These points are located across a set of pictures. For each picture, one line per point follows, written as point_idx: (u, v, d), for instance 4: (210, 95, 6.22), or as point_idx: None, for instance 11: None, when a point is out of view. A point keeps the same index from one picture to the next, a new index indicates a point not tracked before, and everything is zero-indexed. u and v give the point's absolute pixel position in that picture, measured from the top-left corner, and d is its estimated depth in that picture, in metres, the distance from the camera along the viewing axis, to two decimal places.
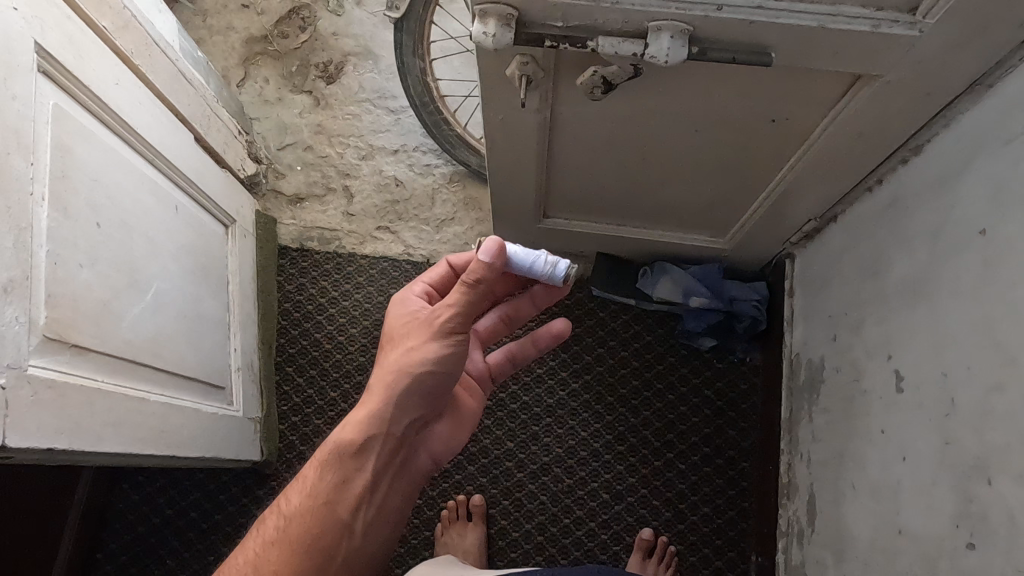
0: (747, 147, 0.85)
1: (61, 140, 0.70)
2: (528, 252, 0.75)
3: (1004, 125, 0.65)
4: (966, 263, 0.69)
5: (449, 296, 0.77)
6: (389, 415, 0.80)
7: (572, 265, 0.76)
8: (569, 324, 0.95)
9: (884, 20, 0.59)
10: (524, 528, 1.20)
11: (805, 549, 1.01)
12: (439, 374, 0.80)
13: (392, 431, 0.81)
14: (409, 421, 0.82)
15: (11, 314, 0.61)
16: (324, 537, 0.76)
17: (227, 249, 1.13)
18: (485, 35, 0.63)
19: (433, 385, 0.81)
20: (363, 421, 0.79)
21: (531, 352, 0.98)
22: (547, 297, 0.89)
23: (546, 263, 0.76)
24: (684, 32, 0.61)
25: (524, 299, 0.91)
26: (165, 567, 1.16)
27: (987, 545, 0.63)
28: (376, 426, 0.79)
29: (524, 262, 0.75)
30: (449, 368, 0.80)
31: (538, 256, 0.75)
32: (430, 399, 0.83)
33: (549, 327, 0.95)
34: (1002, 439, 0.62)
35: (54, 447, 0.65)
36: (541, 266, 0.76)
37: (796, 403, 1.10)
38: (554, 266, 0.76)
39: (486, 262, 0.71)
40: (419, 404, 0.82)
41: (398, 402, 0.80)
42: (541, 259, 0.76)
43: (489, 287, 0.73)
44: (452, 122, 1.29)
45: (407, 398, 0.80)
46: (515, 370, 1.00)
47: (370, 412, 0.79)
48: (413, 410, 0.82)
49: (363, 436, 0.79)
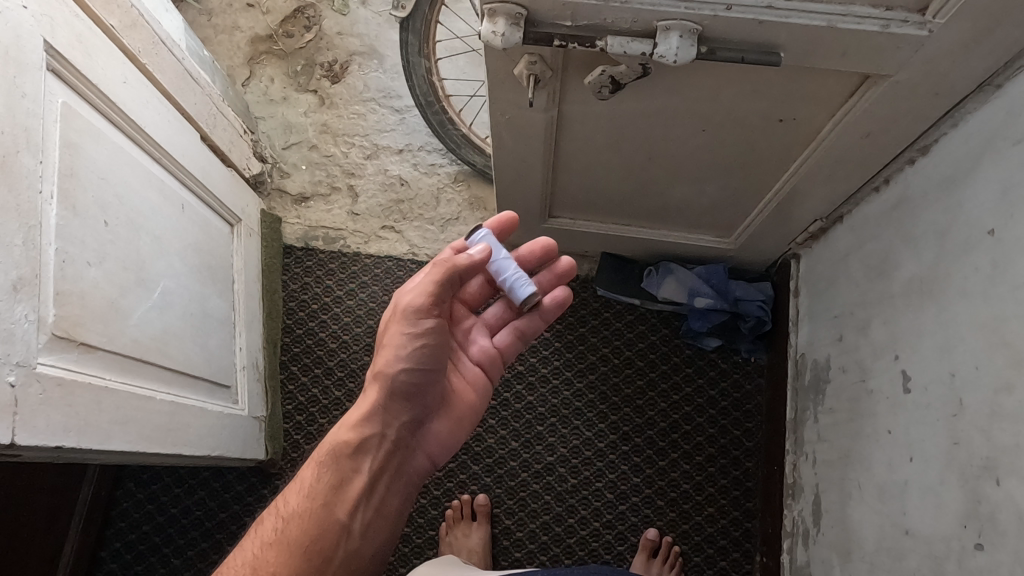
0: (754, 146, 0.85)
1: (71, 138, 0.70)
2: (509, 264, 0.86)
3: (1011, 126, 0.65)
4: (975, 263, 0.69)
5: (420, 284, 0.81)
6: (381, 414, 0.81)
7: (534, 293, 0.87)
8: (568, 291, 0.95)
9: (893, 20, 0.59)
10: (528, 528, 1.20)
11: (810, 549, 1.00)
12: (417, 369, 0.81)
13: (384, 430, 0.82)
14: (402, 421, 0.83)
15: (22, 312, 0.61)
16: (321, 538, 0.76)
17: (233, 247, 1.13)
18: (494, 34, 0.63)
19: (416, 381, 0.82)
20: (356, 422, 0.81)
21: (538, 325, 0.96)
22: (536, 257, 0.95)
23: (520, 277, 0.86)
24: (693, 31, 0.61)
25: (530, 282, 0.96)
26: (169, 566, 1.16)
27: (996, 546, 0.62)
28: (368, 426, 0.81)
29: (501, 268, 0.86)
30: (426, 362, 0.81)
31: (512, 273, 0.86)
32: (419, 398, 0.84)
33: (551, 295, 0.95)
34: (1012, 439, 0.61)
35: (63, 444, 0.65)
36: (511, 282, 0.86)
37: (801, 402, 1.10)
38: (525, 282, 0.87)
39: (473, 259, 0.80)
40: (408, 403, 0.83)
41: (386, 401, 0.81)
42: (519, 274, 0.86)
43: (461, 269, 0.80)
44: (458, 122, 1.29)
45: (395, 397, 0.81)
46: (525, 346, 0.97)
47: (362, 412, 0.81)
48: (402, 409, 0.83)
49: (357, 435, 0.80)
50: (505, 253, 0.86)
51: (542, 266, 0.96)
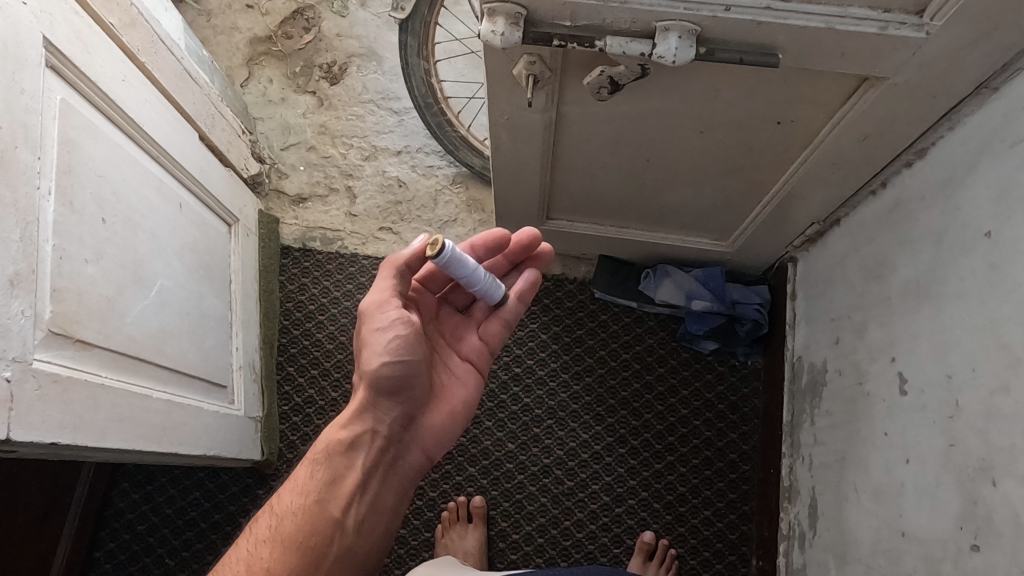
0: (752, 148, 0.85)
1: (68, 134, 0.70)
2: (480, 273, 0.80)
3: (1009, 128, 0.65)
4: (972, 265, 0.69)
5: (383, 283, 0.80)
6: (371, 411, 0.81)
7: (502, 289, 0.86)
8: (536, 273, 0.91)
9: (891, 22, 0.59)
10: (525, 530, 1.20)
11: (806, 552, 1.00)
12: (400, 365, 0.78)
13: (377, 427, 0.81)
14: (394, 417, 0.83)
15: (18, 307, 0.61)
16: (314, 534, 0.76)
17: (231, 247, 1.13)
18: (493, 34, 0.64)
19: (399, 377, 0.79)
20: (349, 419, 0.80)
21: (519, 310, 0.93)
22: (519, 251, 0.92)
23: (491, 281, 0.84)
24: (692, 32, 0.62)
25: (514, 274, 0.95)
26: (163, 567, 1.16)
27: (991, 546, 0.62)
28: (360, 424, 0.80)
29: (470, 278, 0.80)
30: (406, 356, 0.78)
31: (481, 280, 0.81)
32: (410, 393, 0.82)
33: (521, 276, 0.92)
34: (1007, 439, 0.62)
35: (59, 441, 0.65)
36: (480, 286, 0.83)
37: (798, 406, 1.10)
38: (496, 284, 0.85)
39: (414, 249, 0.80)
40: (399, 399, 0.82)
41: (376, 398, 0.80)
42: (491, 279, 0.84)
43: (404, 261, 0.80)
44: (456, 124, 1.29)
45: (383, 394, 0.80)
46: (511, 334, 0.95)
47: (352, 409, 0.80)
48: (394, 406, 0.82)
49: (349, 433, 0.80)
50: (468, 265, 0.78)
51: (526, 258, 0.94)
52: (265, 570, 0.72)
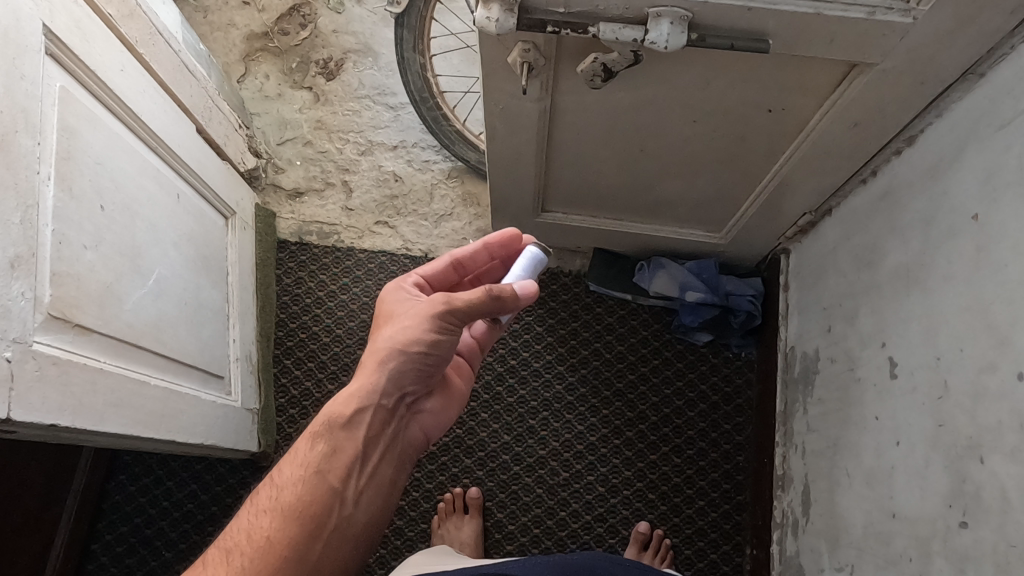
0: (744, 137, 0.87)
1: (67, 121, 0.71)
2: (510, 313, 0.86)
3: (996, 112, 0.67)
4: (959, 249, 0.71)
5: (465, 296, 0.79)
6: (377, 386, 0.81)
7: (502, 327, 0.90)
8: None
9: (879, 8, 0.60)
10: (521, 518, 1.21)
11: (799, 539, 1.01)
12: (429, 351, 0.81)
13: (382, 402, 0.81)
14: (401, 393, 0.83)
15: (18, 289, 0.62)
16: (315, 503, 0.75)
17: (227, 240, 1.13)
18: (489, 20, 0.65)
19: (428, 361, 0.82)
20: (354, 392, 0.80)
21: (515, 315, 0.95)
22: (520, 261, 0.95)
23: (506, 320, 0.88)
24: (684, 18, 0.63)
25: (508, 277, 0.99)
26: (160, 559, 1.16)
27: (979, 522, 0.64)
28: (366, 397, 0.80)
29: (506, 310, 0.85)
30: (439, 342, 0.81)
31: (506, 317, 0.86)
32: (421, 374, 0.83)
33: None
34: (995, 417, 0.63)
35: (58, 423, 0.65)
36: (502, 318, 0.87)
37: (790, 395, 1.12)
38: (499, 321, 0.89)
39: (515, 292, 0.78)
40: (411, 377, 0.83)
41: (389, 373, 0.81)
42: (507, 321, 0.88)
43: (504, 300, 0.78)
44: (451, 118, 1.30)
45: (399, 371, 0.81)
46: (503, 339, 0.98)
47: (361, 384, 0.81)
48: (403, 384, 0.83)
49: (354, 407, 0.80)
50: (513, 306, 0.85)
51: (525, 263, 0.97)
52: (267, 537, 0.73)
